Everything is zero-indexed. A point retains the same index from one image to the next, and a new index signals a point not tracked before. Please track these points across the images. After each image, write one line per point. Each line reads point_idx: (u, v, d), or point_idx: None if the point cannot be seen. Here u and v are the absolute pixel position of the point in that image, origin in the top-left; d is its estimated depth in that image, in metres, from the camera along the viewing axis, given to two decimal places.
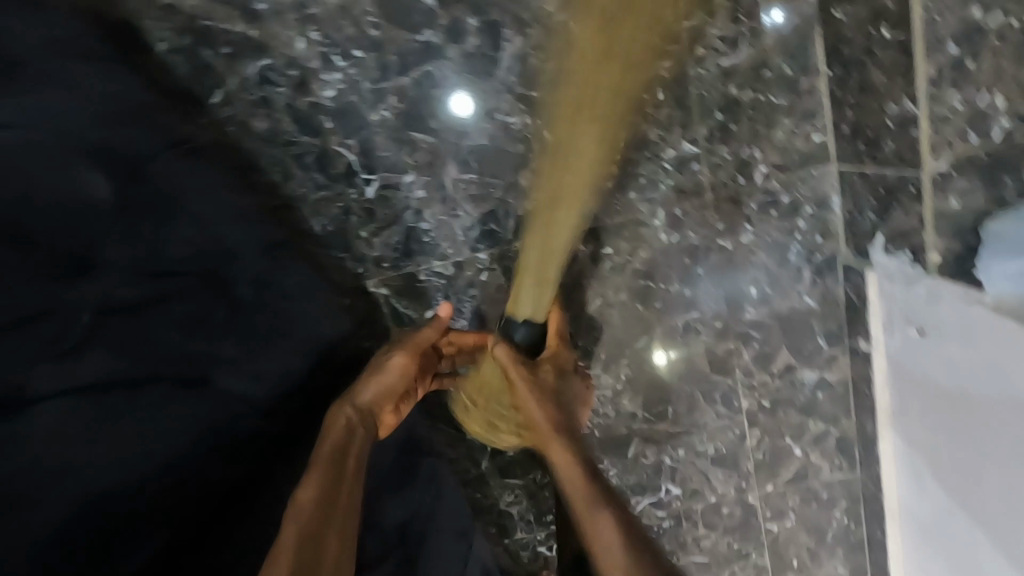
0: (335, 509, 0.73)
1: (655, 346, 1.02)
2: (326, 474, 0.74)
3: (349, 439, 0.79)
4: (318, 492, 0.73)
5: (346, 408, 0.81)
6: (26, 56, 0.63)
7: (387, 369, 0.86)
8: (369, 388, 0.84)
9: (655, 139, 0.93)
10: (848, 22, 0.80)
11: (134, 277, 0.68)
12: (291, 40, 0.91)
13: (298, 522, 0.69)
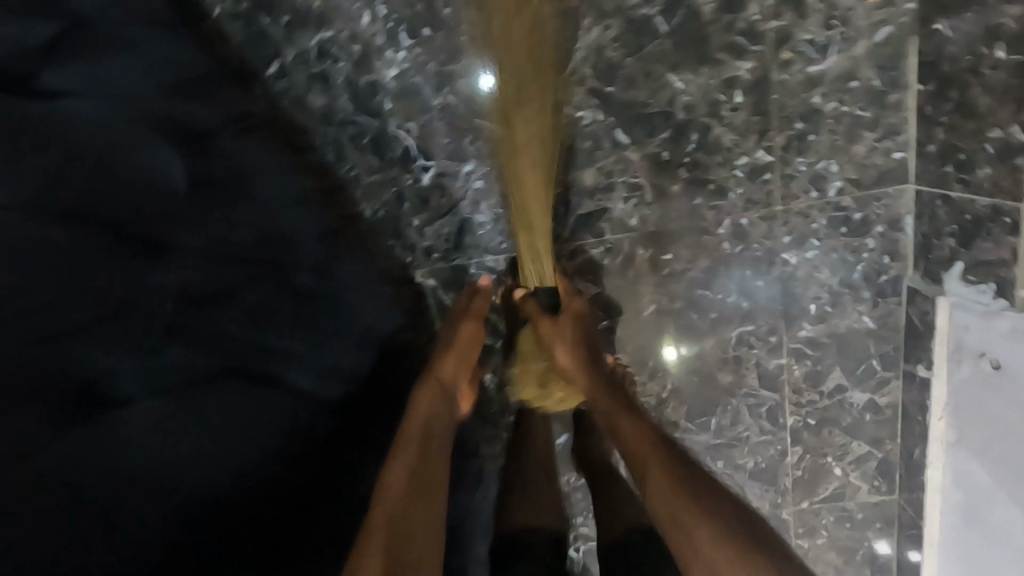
0: (428, 484, 0.77)
1: (666, 340, 0.99)
2: (416, 451, 0.78)
3: (433, 413, 0.81)
4: (409, 468, 0.76)
5: (428, 384, 0.83)
6: (96, 20, 0.65)
7: (458, 339, 0.85)
8: (447, 363, 0.84)
9: (729, 144, 0.89)
10: (954, 35, 0.76)
11: (207, 262, 0.71)
12: (357, 13, 0.86)
13: (387, 505, 0.73)
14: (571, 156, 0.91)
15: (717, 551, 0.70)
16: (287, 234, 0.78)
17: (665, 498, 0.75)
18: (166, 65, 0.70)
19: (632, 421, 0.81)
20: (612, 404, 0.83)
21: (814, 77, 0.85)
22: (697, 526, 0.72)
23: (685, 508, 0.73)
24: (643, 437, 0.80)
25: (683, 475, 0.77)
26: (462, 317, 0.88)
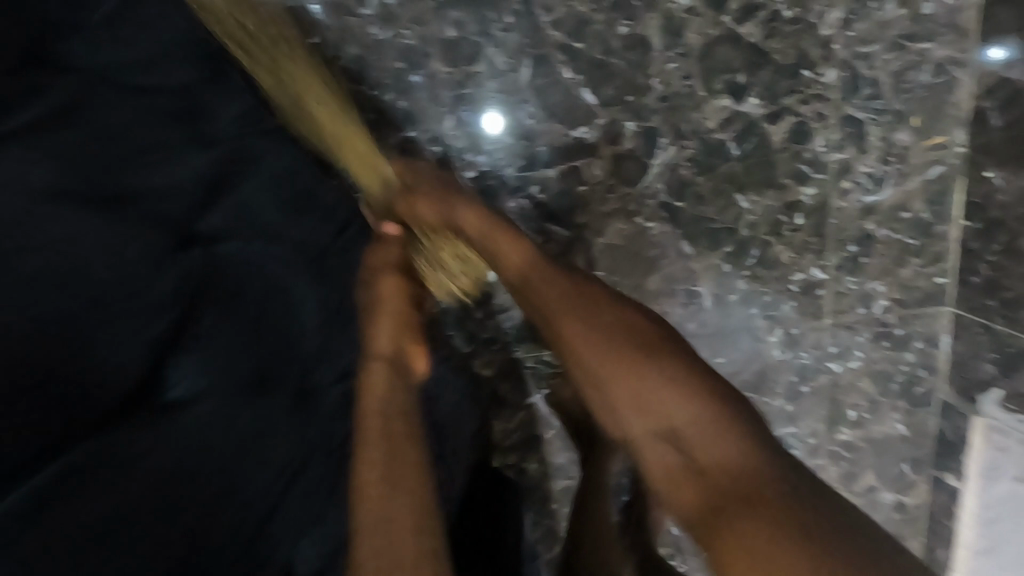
0: (402, 487, 0.57)
1: None
2: (380, 441, 0.60)
3: (387, 393, 0.64)
4: (377, 458, 0.58)
5: (376, 362, 0.66)
6: (220, 136, 0.65)
7: (385, 300, 0.68)
8: (382, 330, 0.67)
9: (786, 261, 0.94)
10: (1008, 188, 0.83)
11: (339, 383, 0.68)
12: (439, 115, 0.87)
13: (366, 506, 0.56)
14: (635, 262, 0.93)
15: (728, 483, 0.56)
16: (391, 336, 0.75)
17: (663, 439, 0.61)
18: (288, 173, 0.70)
19: (594, 337, 0.66)
20: (593, 355, 0.65)
21: (869, 206, 0.91)
22: (678, 450, 0.59)
23: (683, 432, 0.59)
24: (633, 379, 0.62)
25: (675, 412, 0.60)
26: (379, 274, 0.70)
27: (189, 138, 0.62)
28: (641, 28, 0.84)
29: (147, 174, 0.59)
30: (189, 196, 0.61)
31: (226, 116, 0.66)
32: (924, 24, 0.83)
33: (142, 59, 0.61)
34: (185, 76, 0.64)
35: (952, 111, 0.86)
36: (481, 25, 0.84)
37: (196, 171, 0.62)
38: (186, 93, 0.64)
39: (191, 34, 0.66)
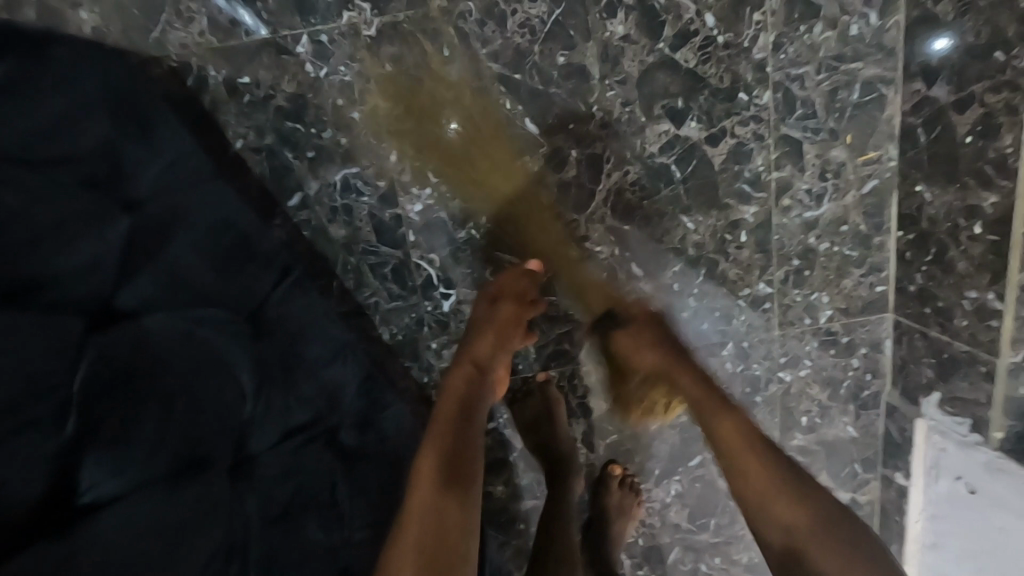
0: (438, 531, 0.63)
1: None
2: (433, 483, 0.67)
3: (450, 432, 0.72)
4: (421, 497, 0.66)
5: (465, 366, 0.80)
6: (145, 197, 0.61)
7: (497, 321, 0.83)
8: (481, 343, 0.81)
9: (734, 277, 0.96)
10: (937, 203, 0.85)
11: (274, 446, 0.66)
12: (383, 151, 0.87)
13: (422, 479, 0.67)
14: (587, 285, 0.95)
15: (820, 544, 0.69)
16: (335, 390, 0.75)
17: (779, 500, 0.71)
18: (216, 232, 0.67)
19: (728, 413, 0.77)
20: (733, 433, 0.76)
21: (810, 221, 0.93)
22: (798, 516, 0.70)
23: (793, 499, 0.71)
24: (756, 450, 0.74)
25: (775, 486, 0.72)
26: (502, 301, 0.85)
27: (103, 206, 0.57)
28: (578, 57, 0.84)
29: (44, 249, 0.51)
30: (111, 268, 0.56)
31: (142, 177, 0.62)
32: (851, 44, 0.85)
33: (45, 118, 0.55)
34: (98, 138, 0.59)
35: (882, 127, 0.89)
36: (418, 59, 0.83)
37: (111, 243, 0.56)
38: (98, 156, 0.59)
39: (107, 88, 0.62)
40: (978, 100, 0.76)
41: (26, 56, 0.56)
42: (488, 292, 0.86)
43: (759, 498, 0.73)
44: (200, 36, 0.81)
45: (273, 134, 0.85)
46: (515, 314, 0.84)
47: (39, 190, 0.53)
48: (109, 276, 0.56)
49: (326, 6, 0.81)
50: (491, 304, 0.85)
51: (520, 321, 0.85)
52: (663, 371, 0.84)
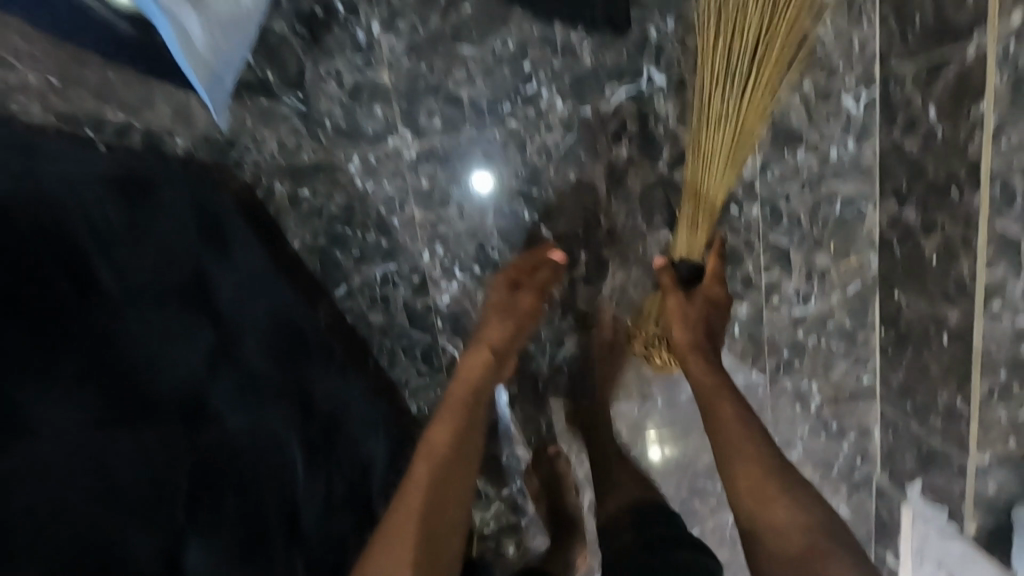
0: (439, 500, 0.79)
1: (649, 442, 1.10)
2: (444, 455, 0.83)
3: (461, 415, 0.87)
4: (431, 468, 0.81)
5: (482, 351, 0.91)
6: (226, 307, 0.76)
7: (516, 308, 0.93)
8: (496, 331, 0.92)
9: (729, 365, 1.06)
10: (911, 310, 0.94)
11: (316, 517, 0.79)
12: (417, 251, 1.01)
13: (427, 451, 0.83)
14: (594, 369, 1.06)
15: (808, 537, 0.75)
16: (366, 463, 0.90)
17: (778, 502, 0.78)
18: (275, 327, 0.82)
19: (733, 406, 0.85)
20: (738, 433, 0.83)
21: (798, 317, 1.03)
22: (767, 488, 0.79)
23: (785, 492, 0.78)
24: (753, 447, 0.82)
25: (774, 487, 0.79)
26: (523, 292, 0.95)
27: (185, 309, 0.70)
28: (588, 175, 0.97)
29: (155, 352, 0.65)
30: (203, 371, 0.70)
31: (223, 290, 0.77)
32: (831, 166, 0.96)
33: (154, 252, 0.69)
34: (180, 251, 0.73)
35: (863, 236, 0.99)
36: (450, 177, 0.98)
37: (198, 349, 0.70)
38: (192, 277, 0.73)
39: (192, 219, 0.77)
40: (939, 228, 0.85)
41: (134, 204, 0.71)
42: (507, 280, 0.95)
43: (753, 492, 0.79)
44: (270, 157, 0.97)
45: (325, 236, 1.00)
46: (533, 304, 0.94)
47: (155, 311, 0.67)
48: (200, 376, 0.69)
49: (375, 133, 0.96)
50: (513, 291, 0.94)
51: (537, 311, 0.95)
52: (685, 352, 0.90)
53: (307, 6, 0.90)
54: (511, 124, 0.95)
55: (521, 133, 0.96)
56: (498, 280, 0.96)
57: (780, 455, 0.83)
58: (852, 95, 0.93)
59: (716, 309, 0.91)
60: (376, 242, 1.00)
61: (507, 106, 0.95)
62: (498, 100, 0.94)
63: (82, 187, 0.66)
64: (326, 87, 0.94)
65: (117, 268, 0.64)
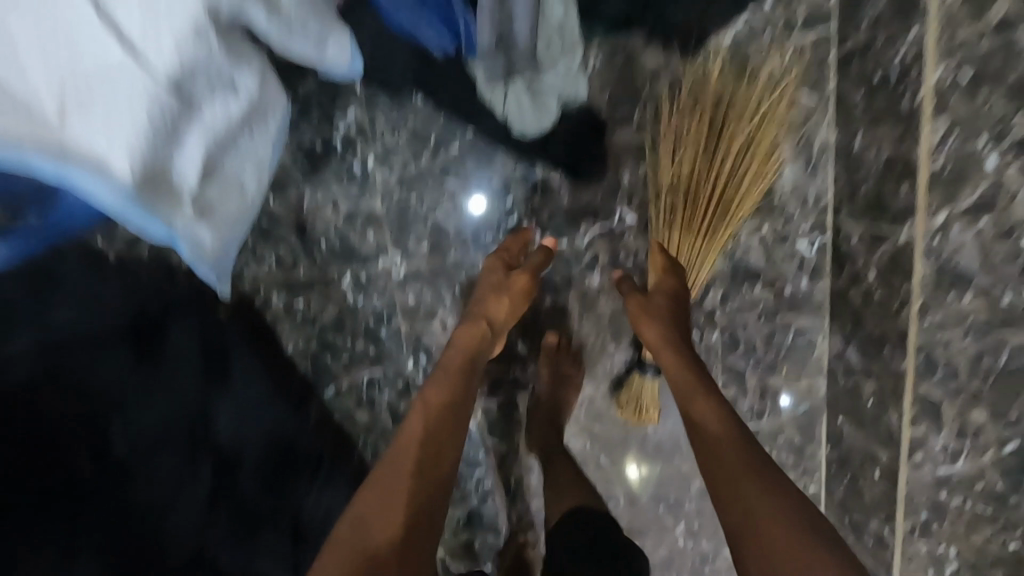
0: (430, 460, 0.74)
1: (628, 460, 1.13)
2: (440, 413, 0.79)
3: (458, 377, 0.82)
4: (423, 426, 0.77)
5: (479, 322, 0.87)
6: (223, 440, 0.86)
7: (511, 287, 0.90)
8: (495, 304, 0.89)
9: (687, 469, 1.14)
10: (851, 436, 1.02)
11: None
12: (402, 358, 1.09)
13: (423, 404, 0.80)
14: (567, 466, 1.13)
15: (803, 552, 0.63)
16: None
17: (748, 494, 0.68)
18: (266, 450, 0.90)
19: (712, 408, 0.77)
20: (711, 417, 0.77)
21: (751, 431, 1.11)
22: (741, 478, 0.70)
23: (768, 521, 0.66)
24: (735, 461, 0.71)
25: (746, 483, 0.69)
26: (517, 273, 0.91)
27: (185, 450, 0.81)
28: (563, 297, 1.06)
29: (146, 491, 0.77)
30: (194, 505, 0.81)
31: (221, 422, 0.86)
32: (786, 301, 1.05)
33: (156, 400, 0.80)
34: (188, 395, 0.83)
35: (813, 362, 1.07)
36: (435, 294, 1.06)
37: (192, 488, 0.81)
38: (188, 417, 0.83)
39: (194, 355, 0.86)
40: (874, 376, 0.94)
41: (141, 353, 0.82)
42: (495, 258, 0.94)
43: (728, 501, 0.69)
44: (268, 271, 1.04)
45: (316, 343, 1.07)
46: (524, 292, 0.92)
47: (153, 457, 0.79)
48: (193, 510, 0.81)
49: (368, 253, 1.04)
50: (507, 272, 0.91)
51: (529, 292, 0.92)
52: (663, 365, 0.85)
53: (310, 141, 0.98)
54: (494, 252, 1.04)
55: None
56: (489, 261, 0.93)
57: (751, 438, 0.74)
58: (806, 240, 1.02)
59: (677, 299, 0.89)
60: (364, 350, 1.08)
61: (490, 236, 1.03)
62: (481, 231, 1.03)
63: (97, 348, 0.78)
64: (324, 212, 1.02)
65: (120, 423, 0.77)
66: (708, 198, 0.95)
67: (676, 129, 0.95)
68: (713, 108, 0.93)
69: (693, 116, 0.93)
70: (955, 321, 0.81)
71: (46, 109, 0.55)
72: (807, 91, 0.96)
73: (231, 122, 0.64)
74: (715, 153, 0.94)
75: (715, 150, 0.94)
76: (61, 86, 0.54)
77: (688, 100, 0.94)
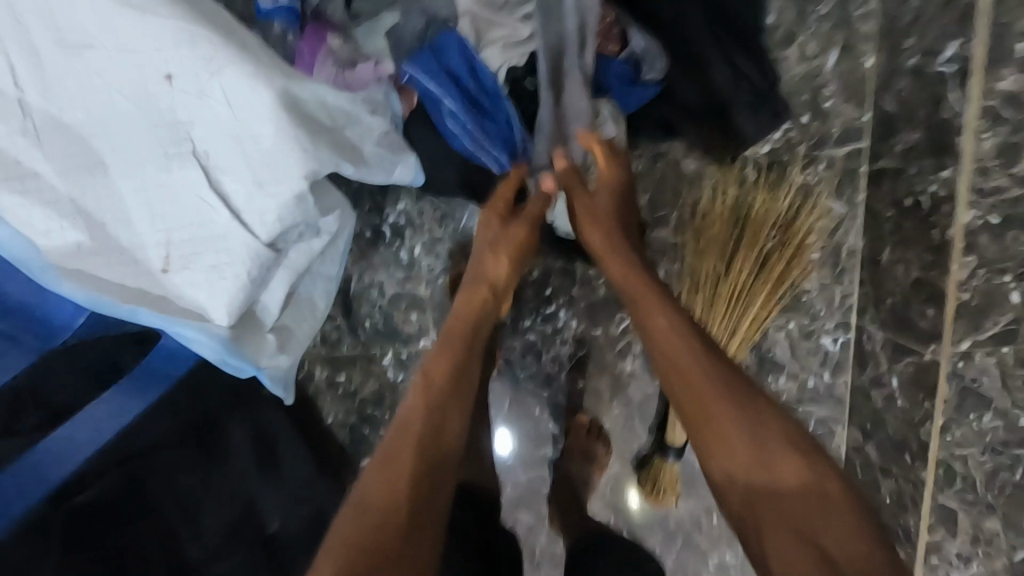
0: (433, 437, 0.69)
1: (627, 485, 1.14)
2: (443, 382, 0.74)
3: (459, 347, 0.77)
4: (427, 399, 0.72)
5: (481, 286, 0.81)
6: (277, 528, 0.88)
7: (510, 241, 0.81)
8: (496, 261, 0.81)
9: (706, 547, 1.16)
10: None
11: None
12: None
13: (418, 385, 0.73)
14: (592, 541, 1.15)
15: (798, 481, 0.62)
16: None
17: (727, 437, 0.65)
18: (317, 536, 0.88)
19: (670, 321, 0.72)
20: (686, 362, 0.69)
21: None
22: (729, 424, 0.66)
23: (781, 465, 0.63)
24: (705, 383, 0.68)
25: (726, 429, 0.66)
26: (519, 222, 0.82)
27: (242, 543, 0.86)
28: (594, 383, 1.10)
29: None
30: None
31: (272, 511, 0.88)
32: (808, 392, 1.09)
33: (213, 498, 0.86)
34: (239, 487, 0.87)
35: (833, 451, 1.11)
36: None
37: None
38: (237, 508, 0.87)
39: (244, 445, 0.89)
40: (894, 476, 0.98)
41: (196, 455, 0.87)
42: (493, 210, 0.82)
43: (705, 438, 0.67)
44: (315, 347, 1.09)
45: (355, 416, 1.10)
46: (522, 238, 0.82)
47: (213, 552, 0.84)
48: None
49: (409, 334, 1.07)
50: (503, 223, 0.82)
51: (532, 242, 0.83)
52: (636, 298, 0.75)
53: (360, 231, 1.03)
54: (530, 338, 1.08)
55: (536, 344, 1.09)
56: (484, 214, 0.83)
57: (739, 372, 0.69)
58: (831, 337, 1.06)
59: (620, 193, 0.82)
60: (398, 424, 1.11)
61: (527, 322, 1.07)
62: (519, 318, 1.07)
63: (156, 454, 0.85)
64: (369, 295, 1.06)
65: (183, 527, 0.84)
66: (740, 283, 0.99)
67: (705, 216, 1.00)
68: (741, 198, 0.98)
69: (724, 205, 0.98)
70: (973, 440, 0.84)
71: (152, 264, 0.59)
72: (837, 201, 1.01)
73: (312, 260, 0.67)
74: (746, 242, 0.97)
75: (747, 238, 0.98)
76: (168, 242, 0.59)
77: (716, 192, 0.99)
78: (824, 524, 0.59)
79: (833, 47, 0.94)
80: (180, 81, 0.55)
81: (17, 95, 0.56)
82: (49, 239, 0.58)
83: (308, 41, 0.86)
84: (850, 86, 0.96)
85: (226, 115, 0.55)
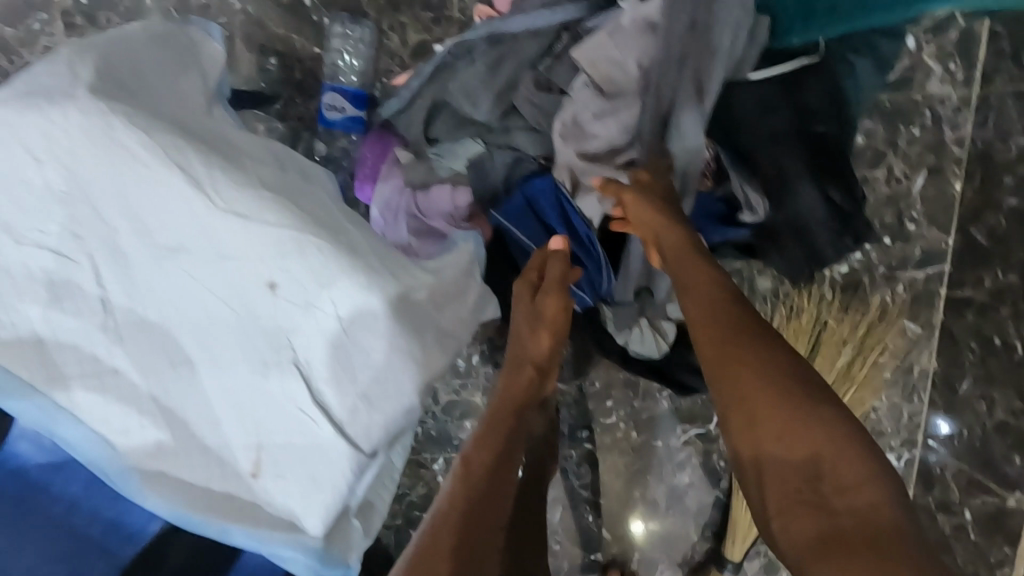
0: (479, 514, 0.60)
1: (633, 516, 1.06)
2: (489, 460, 0.66)
3: (502, 433, 0.70)
4: (482, 464, 0.66)
5: (526, 368, 0.75)
6: None
7: (549, 315, 0.74)
8: (539, 339, 0.75)
9: None
10: None
11: None
12: None
13: (473, 457, 0.67)
14: None
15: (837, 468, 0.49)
16: None
17: (756, 408, 0.54)
18: None
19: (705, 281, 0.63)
20: (712, 329, 0.59)
21: None
22: (756, 394, 0.54)
23: (811, 444, 0.50)
24: (738, 346, 0.57)
25: (754, 395, 0.54)
26: (545, 293, 0.74)
27: None
28: (651, 491, 1.05)
29: None
30: None
31: None
32: None
33: None
34: None
35: None
36: None
37: None
38: None
39: None
40: None
41: None
42: (529, 276, 0.76)
43: (727, 403, 0.56)
44: None
45: (402, 520, 1.02)
46: (562, 310, 0.75)
47: None
48: None
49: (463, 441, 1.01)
50: (535, 297, 0.75)
51: (569, 312, 0.76)
52: (675, 271, 0.65)
53: None
54: (587, 446, 1.05)
55: (594, 453, 1.05)
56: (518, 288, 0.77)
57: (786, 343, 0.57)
58: (895, 453, 1.00)
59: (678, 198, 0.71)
60: None
61: (586, 433, 1.04)
62: (576, 428, 1.04)
63: None
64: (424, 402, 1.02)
65: None
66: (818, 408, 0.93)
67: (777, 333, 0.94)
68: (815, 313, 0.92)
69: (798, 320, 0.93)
70: None
71: (241, 467, 0.58)
72: (911, 320, 0.97)
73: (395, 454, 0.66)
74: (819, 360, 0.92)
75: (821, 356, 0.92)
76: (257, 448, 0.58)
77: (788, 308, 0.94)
78: (847, 517, 0.46)
79: (923, 168, 0.91)
80: (286, 289, 0.57)
81: (101, 294, 0.58)
82: (128, 438, 0.57)
83: (373, 148, 0.84)
84: (938, 208, 0.92)
85: (334, 325, 0.57)
